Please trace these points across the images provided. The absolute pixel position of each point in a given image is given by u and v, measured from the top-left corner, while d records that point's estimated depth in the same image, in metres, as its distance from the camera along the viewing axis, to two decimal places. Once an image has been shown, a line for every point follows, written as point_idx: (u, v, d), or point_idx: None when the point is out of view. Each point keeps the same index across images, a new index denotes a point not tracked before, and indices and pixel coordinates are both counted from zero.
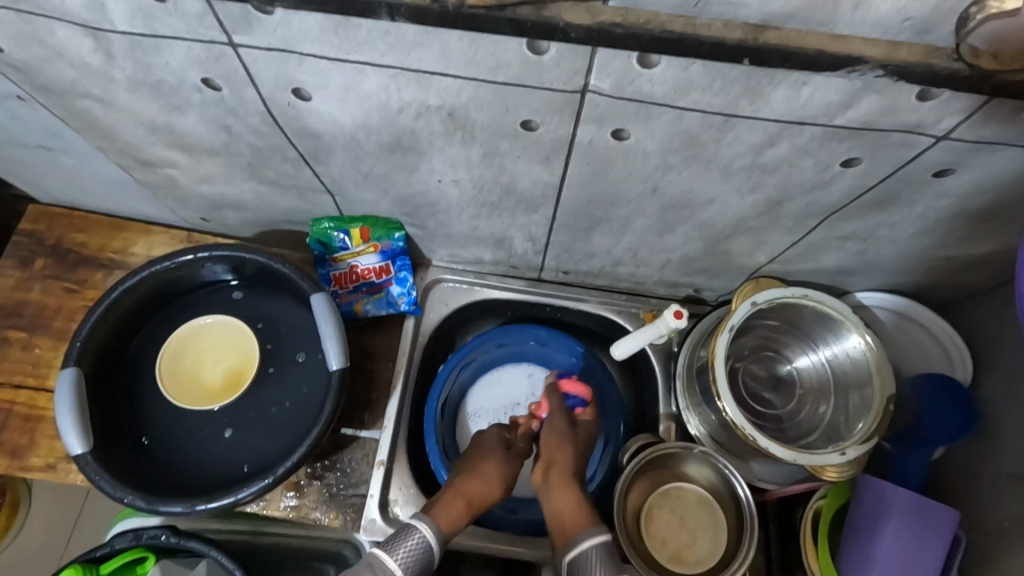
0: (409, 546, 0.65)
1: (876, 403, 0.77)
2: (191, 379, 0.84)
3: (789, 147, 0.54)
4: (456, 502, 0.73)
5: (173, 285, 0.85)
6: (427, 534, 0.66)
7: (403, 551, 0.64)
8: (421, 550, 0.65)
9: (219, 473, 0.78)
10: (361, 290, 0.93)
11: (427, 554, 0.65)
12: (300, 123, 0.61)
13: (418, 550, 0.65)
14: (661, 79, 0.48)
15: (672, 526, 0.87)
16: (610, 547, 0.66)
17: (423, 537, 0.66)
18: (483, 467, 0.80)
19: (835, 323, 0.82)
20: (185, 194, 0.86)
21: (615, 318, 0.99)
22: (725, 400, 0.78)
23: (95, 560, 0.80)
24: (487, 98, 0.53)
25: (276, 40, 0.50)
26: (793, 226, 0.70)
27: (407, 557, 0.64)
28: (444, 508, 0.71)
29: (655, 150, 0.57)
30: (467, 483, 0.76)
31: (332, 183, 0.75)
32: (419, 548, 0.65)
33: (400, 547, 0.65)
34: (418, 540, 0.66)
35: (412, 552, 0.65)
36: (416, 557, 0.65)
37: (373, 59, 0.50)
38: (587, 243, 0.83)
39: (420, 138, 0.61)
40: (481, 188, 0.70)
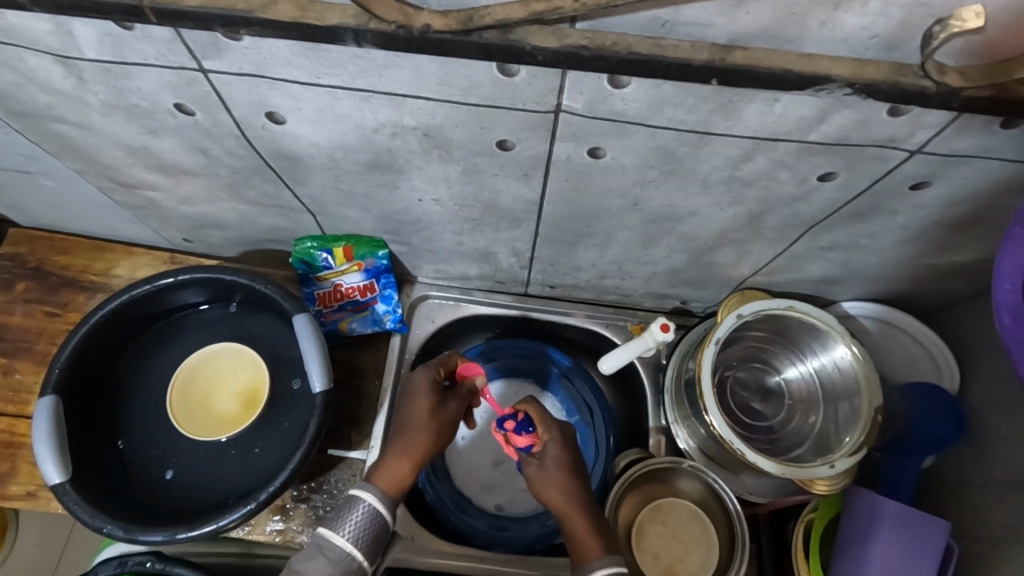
0: (356, 519, 0.64)
1: (865, 413, 0.77)
2: (215, 415, 0.82)
3: (765, 162, 0.54)
4: (403, 465, 0.70)
5: (156, 310, 0.84)
6: (372, 502, 0.65)
7: (350, 527, 0.63)
8: (370, 519, 0.64)
9: (206, 497, 0.78)
10: (347, 307, 0.92)
11: (376, 523, 0.65)
12: (276, 145, 0.61)
13: (365, 521, 0.64)
14: (633, 98, 0.48)
15: (665, 541, 0.86)
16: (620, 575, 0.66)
17: (369, 505, 0.65)
18: (417, 421, 0.73)
19: (823, 334, 0.82)
20: (167, 214, 0.85)
21: (603, 331, 0.99)
22: (712, 414, 0.77)
23: None
24: (460, 118, 0.53)
25: (246, 65, 0.49)
26: (775, 237, 0.70)
27: (356, 531, 0.63)
28: (389, 476, 0.69)
29: (633, 166, 0.57)
30: (414, 441, 0.72)
31: (313, 202, 0.75)
32: (366, 521, 0.64)
33: (348, 522, 0.64)
34: (365, 511, 0.64)
35: (362, 525, 0.64)
36: (365, 527, 0.64)
37: (346, 81, 0.50)
38: (571, 256, 0.83)
39: (398, 156, 0.60)
40: (463, 205, 0.70)
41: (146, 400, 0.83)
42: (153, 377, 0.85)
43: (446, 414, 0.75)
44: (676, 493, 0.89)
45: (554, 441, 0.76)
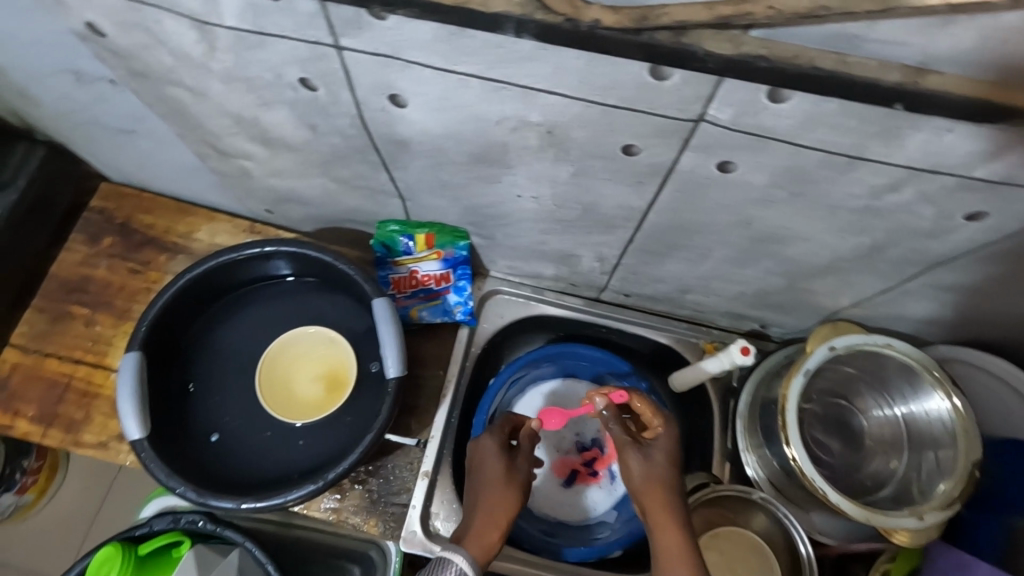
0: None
1: (960, 467, 0.72)
2: (302, 396, 0.82)
3: (912, 194, 0.50)
4: (490, 532, 0.68)
5: (237, 278, 0.85)
6: (463, 565, 0.61)
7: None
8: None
9: (273, 469, 0.78)
10: (419, 295, 0.92)
11: None
12: (389, 129, 0.59)
13: None
14: (787, 115, 0.44)
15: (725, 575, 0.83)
16: None
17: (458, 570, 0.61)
18: (492, 486, 0.72)
19: (918, 377, 0.77)
20: (255, 184, 0.86)
21: (674, 346, 0.97)
22: (793, 447, 0.74)
23: (134, 539, 0.84)
24: (591, 118, 0.50)
25: (383, 45, 0.48)
26: (889, 271, 0.66)
27: None
28: (479, 546, 0.66)
29: (759, 184, 0.54)
30: (490, 504, 0.70)
31: (405, 187, 0.74)
32: None
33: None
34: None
35: None
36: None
37: (480, 71, 0.48)
38: (658, 268, 0.80)
39: (509, 152, 0.59)
40: (560, 206, 0.68)
41: (221, 366, 0.84)
42: (230, 344, 0.86)
43: (520, 474, 0.74)
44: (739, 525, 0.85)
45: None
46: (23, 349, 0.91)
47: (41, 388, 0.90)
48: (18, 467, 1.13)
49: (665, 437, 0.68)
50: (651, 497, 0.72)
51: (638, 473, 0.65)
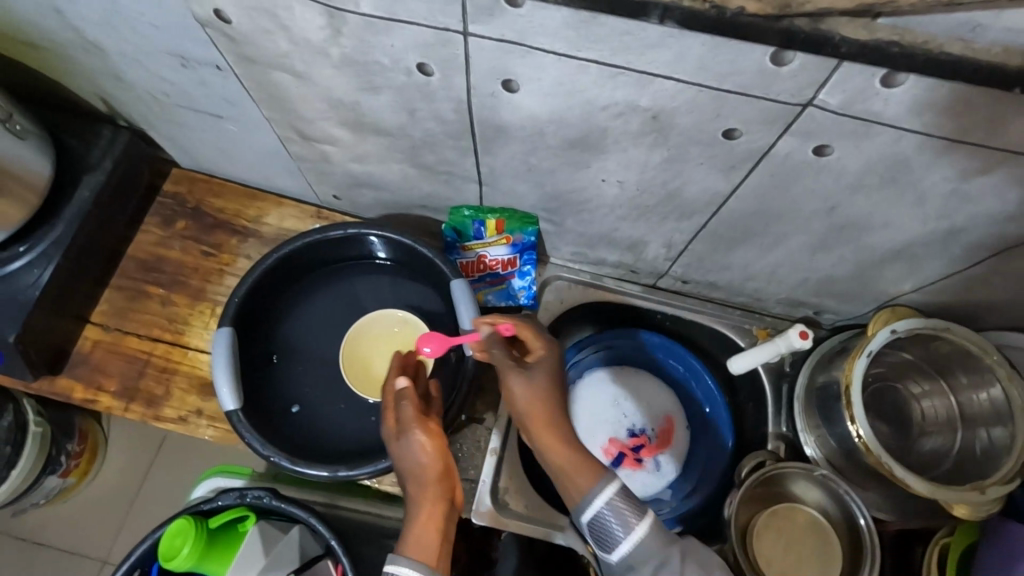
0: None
1: (1019, 444, 0.75)
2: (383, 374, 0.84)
3: (1002, 178, 0.53)
4: (425, 522, 0.62)
5: (318, 259, 0.88)
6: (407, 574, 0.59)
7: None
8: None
9: (355, 442, 0.81)
10: (485, 279, 0.96)
11: None
12: (493, 114, 0.63)
13: None
14: (897, 100, 0.48)
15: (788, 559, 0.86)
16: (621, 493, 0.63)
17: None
18: (416, 466, 0.65)
19: (975, 361, 0.80)
20: (333, 170, 0.90)
21: (727, 332, 1.00)
22: (858, 424, 0.78)
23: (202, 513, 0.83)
24: (701, 103, 0.53)
25: (510, 32, 0.51)
26: (960, 256, 0.69)
27: None
28: (419, 543, 0.61)
29: (852, 169, 0.57)
30: (415, 487, 0.65)
31: (489, 172, 0.77)
32: None
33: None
34: None
35: None
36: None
37: (602, 57, 0.51)
38: (725, 254, 0.83)
39: (609, 137, 0.62)
40: (644, 191, 0.71)
41: (302, 343, 0.87)
42: (311, 321, 0.89)
43: (411, 448, 0.65)
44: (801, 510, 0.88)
45: (524, 374, 0.71)
46: (102, 326, 0.95)
47: (122, 364, 0.93)
48: (63, 449, 1.14)
49: (549, 361, 0.72)
50: (553, 437, 0.68)
51: (523, 394, 0.70)
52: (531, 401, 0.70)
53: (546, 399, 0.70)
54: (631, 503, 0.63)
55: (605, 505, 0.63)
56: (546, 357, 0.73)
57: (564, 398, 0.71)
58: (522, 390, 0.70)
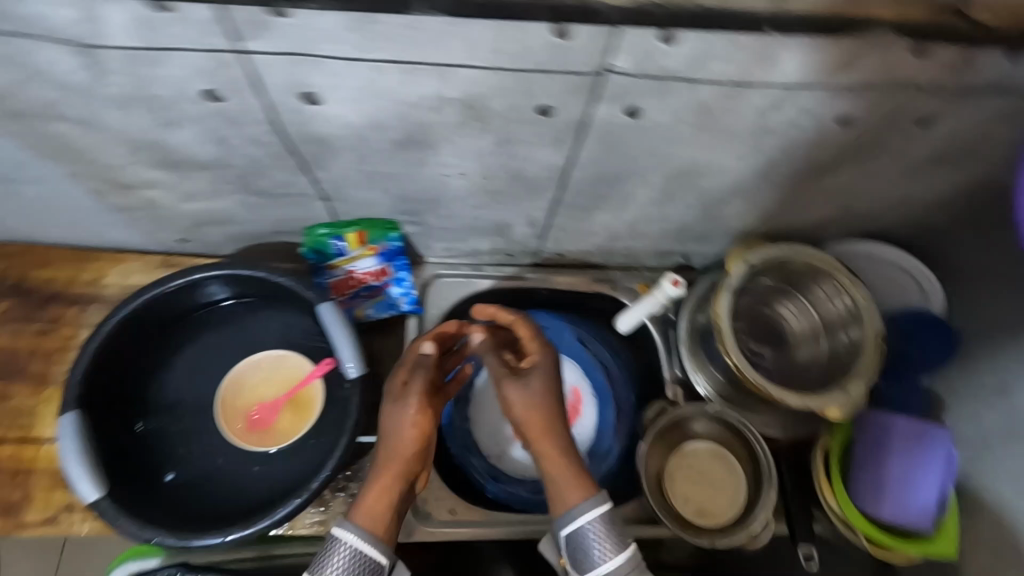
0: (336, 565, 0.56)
1: (869, 343, 0.83)
2: (269, 421, 0.79)
3: (794, 110, 0.57)
4: (377, 485, 0.59)
5: (169, 313, 0.80)
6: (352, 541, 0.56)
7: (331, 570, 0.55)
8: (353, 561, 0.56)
9: (246, 498, 0.75)
10: (361, 295, 0.93)
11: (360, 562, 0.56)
12: (306, 129, 0.59)
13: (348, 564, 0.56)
14: (680, 54, 0.49)
15: (700, 489, 0.90)
16: (609, 516, 0.58)
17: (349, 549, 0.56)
18: (387, 427, 0.60)
19: (824, 274, 0.88)
20: (166, 213, 0.82)
21: (612, 293, 1.03)
22: (733, 356, 0.83)
23: None
24: (507, 85, 0.53)
25: (290, 43, 0.48)
26: (786, 183, 0.74)
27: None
28: (370, 507, 0.58)
29: (667, 123, 0.59)
30: (377, 460, 0.60)
31: (330, 186, 0.74)
32: (352, 561, 0.56)
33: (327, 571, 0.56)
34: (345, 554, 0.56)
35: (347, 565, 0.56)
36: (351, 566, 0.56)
37: (394, 55, 0.49)
38: (586, 221, 0.85)
39: (433, 132, 0.60)
40: (488, 176, 0.70)
41: (170, 404, 0.80)
42: (177, 380, 0.81)
43: (393, 415, 0.61)
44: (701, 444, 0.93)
45: (539, 372, 0.63)
46: None
47: None
48: None
49: (543, 368, 0.64)
50: (534, 429, 0.61)
51: (514, 394, 0.62)
52: (542, 409, 0.61)
53: (547, 415, 0.61)
54: (611, 538, 0.57)
55: (592, 526, 0.58)
56: (544, 359, 0.64)
57: (566, 405, 0.63)
58: (526, 404, 0.61)
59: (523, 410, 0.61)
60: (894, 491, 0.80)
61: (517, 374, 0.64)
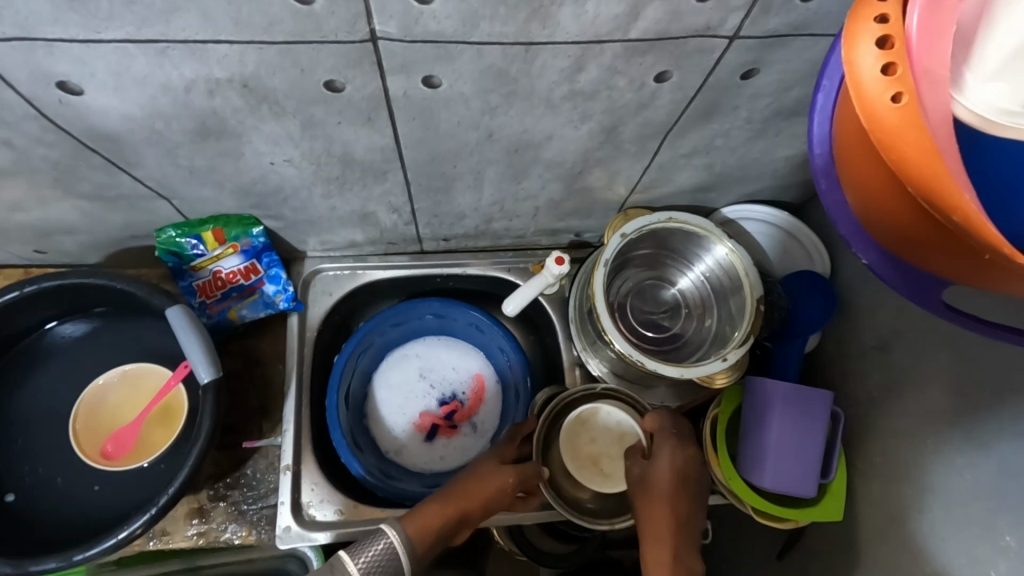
0: (372, 553, 0.65)
1: (748, 306, 0.81)
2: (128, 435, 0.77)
3: (599, 69, 0.54)
4: (438, 508, 0.72)
5: (10, 329, 0.76)
6: (393, 539, 0.66)
7: (365, 556, 0.63)
8: (385, 557, 0.65)
9: (101, 516, 0.73)
10: (232, 295, 0.89)
11: (392, 562, 0.65)
12: (85, 123, 0.55)
13: (383, 556, 0.65)
14: (444, 14, 0.46)
15: (615, 450, 0.84)
16: None
17: (389, 543, 0.66)
18: (484, 478, 0.76)
19: (702, 238, 0.85)
20: (2, 225, 0.78)
21: (506, 276, 0.99)
22: (611, 334, 0.80)
23: None
24: (274, 62, 0.49)
25: (10, 28, 0.44)
26: (638, 150, 0.71)
27: (369, 560, 0.63)
28: (428, 518, 0.70)
29: (473, 93, 0.56)
30: (455, 489, 0.75)
31: (157, 185, 0.69)
32: (384, 555, 0.65)
33: (364, 552, 0.64)
34: (384, 547, 0.66)
35: (375, 559, 0.64)
36: (379, 562, 0.64)
37: (130, 34, 0.45)
38: (451, 203, 0.81)
39: (226, 118, 0.56)
40: (318, 163, 0.67)
41: (23, 423, 0.77)
42: (31, 397, 0.79)
43: (491, 471, 0.77)
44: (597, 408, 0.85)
45: (665, 452, 0.76)
46: None
47: None
48: None
49: (672, 443, 0.77)
50: (654, 536, 0.70)
51: (654, 469, 0.75)
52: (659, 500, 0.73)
53: (672, 502, 0.72)
54: None
55: None
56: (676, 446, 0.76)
57: (682, 498, 0.73)
58: (654, 479, 0.74)
59: (660, 489, 0.73)
60: (779, 463, 0.75)
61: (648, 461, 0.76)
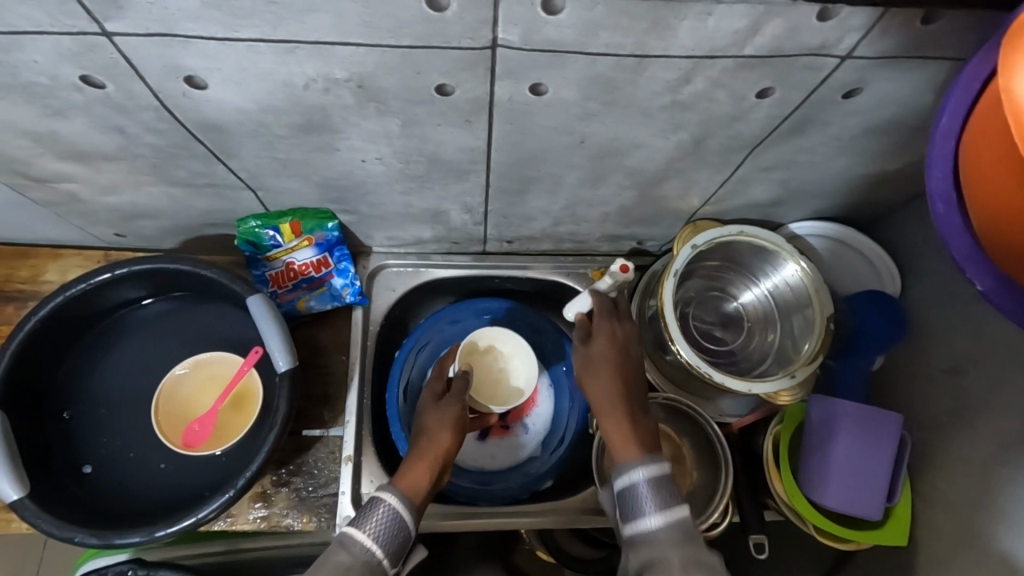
0: (378, 518, 0.63)
1: (818, 324, 0.81)
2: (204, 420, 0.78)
3: (705, 82, 0.54)
4: (419, 464, 0.70)
5: (97, 307, 0.79)
6: (393, 502, 0.64)
7: (373, 522, 0.62)
8: (393, 521, 0.63)
9: (174, 496, 0.75)
10: (302, 286, 0.91)
11: (400, 525, 0.63)
12: (200, 115, 0.57)
13: (389, 519, 0.63)
14: (567, 24, 0.47)
15: (489, 380, 0.91)
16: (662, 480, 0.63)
17: (390, 507, 0.64)
18: (434, 424, 0.75)
19: (772, 254, 0.85)
20: (92, 208, 0.81)
21: (565, 280, 1.00)
22: (679, 344, 0.80)
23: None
24: (394, 63, 0.50)
25: (154, 24, 0.46)
26: (720, 162, 0.71)
27: (378, 527, 0.62)
28: (409, 477, 0.68)
29: (575, 100, 0.56)
30: (418, 445, 0.73)
31: (249, 176, 0.71)
32: (388, 519, 0.63)
33: (370, 520, 0.63)
34: (386, 511, 0.63)
35: (384, 525, 0.63)
36: (388, 526, 0.63)
37: (264, 33, 0.47)
38: (524, 205, 0.82)
39: (332, 114, 0.58)
40: (406, 161, 0.68)
41: (102, 400, 0.80)
42: (111, 375, 0.81)
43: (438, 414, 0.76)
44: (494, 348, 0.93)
45: (608, 340, 0.75)
46: None
47: None
48: None
49: (613, 333, 0.76)
50: (615, 428, 0.68)
51: (603, 353, 0.74)
52: (608, 382, 0.72)
53: (623, 391, 0.71)
54: (656, 497, 0.61)
55: (640, 479, 0.62)
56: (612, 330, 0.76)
57: (629, 389, 0.72)
58: (592, 379, 0.73)
59: (607, 372, 0.72)
60: (843, 482, 0.75)
61: (597, 349, 0.75)
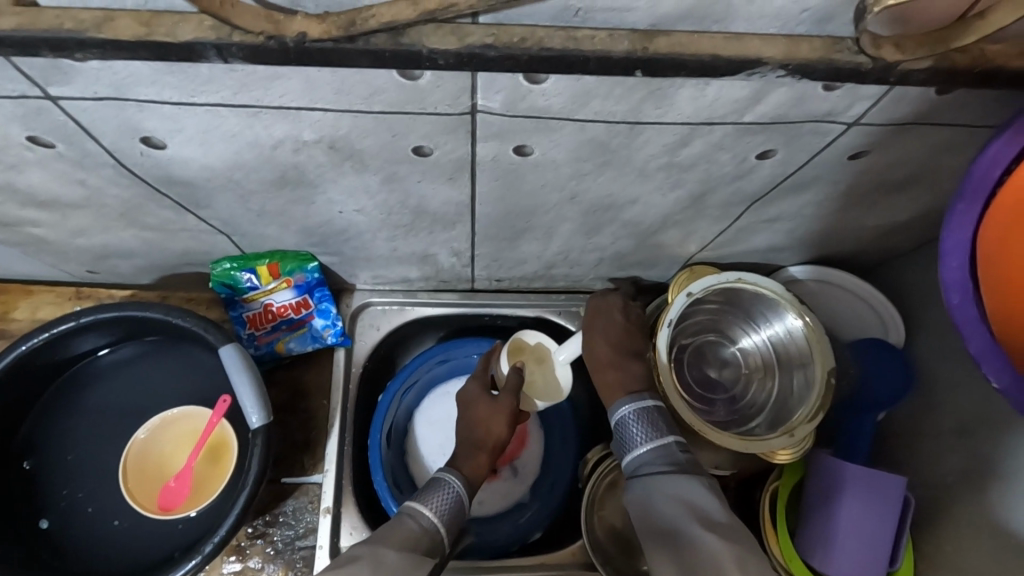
0: (442, 496, 0.66)
1: (819, 378, 0.77)
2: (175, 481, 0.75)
3: (704, 145, 0.51)
4: (477, 450, 0.74)
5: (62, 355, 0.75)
6: (456, 484, 0.67)
7: (437, 500, 0.64)
8: (454, 500, 0.66)
9: (134, 556, 0.72)
10: (281, 327, 0.87)
11: (459, 504, 0.66)
12: (163, 172, 0.53)
13: (450, 501, 0.65)
14: (554, 93, 0.43)
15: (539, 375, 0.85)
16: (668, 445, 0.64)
17: (453, 487, 0.67)
18: (483, 410, 0.77)
19: (773, 303, 0.81)
20: (61, 249, 0.77)
21: (556, 318, 0.96)
22: (674, 399, 0.76)
23: None
24: (368, 127, 0.47)
25: (103, 88, 0.42)
26: (720, 215, 0.67)
27: (441, 505, 0.64)
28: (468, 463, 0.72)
29: (565, 160, 0.53)
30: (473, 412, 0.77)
31: (223, 224, 0.68)
32: (451, 498, 0.66)
33: (434, 496, 0.65)
34: (449, 491, 0.66)
35: (445, 503, 0.65)
36: (450, 504, 0.65)
37: (225, 98, 0.43)
38: (515, 250, 0.78)
39: (306, 172, 0.54)
40: (388, 213, 0.65)
41: (68, 449, 0.77)
42: (78, 422, 0.78)
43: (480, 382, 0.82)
44: (544, 360, 0.85)
45: (609, 303, 0.81)
46: None
47: None
48: None
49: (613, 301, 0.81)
50: (607, 384, 0.74)
51: (605, 326, 0.79)
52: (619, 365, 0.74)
53: (624, 350, 0.76)
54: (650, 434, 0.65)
55: (647, 450, 0.64)
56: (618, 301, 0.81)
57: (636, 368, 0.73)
58: (592, 340, 0.77)
59: (608, 349, 0.76)
60: (845, 548, 0.72)
61: (604, 328, 0.78)
